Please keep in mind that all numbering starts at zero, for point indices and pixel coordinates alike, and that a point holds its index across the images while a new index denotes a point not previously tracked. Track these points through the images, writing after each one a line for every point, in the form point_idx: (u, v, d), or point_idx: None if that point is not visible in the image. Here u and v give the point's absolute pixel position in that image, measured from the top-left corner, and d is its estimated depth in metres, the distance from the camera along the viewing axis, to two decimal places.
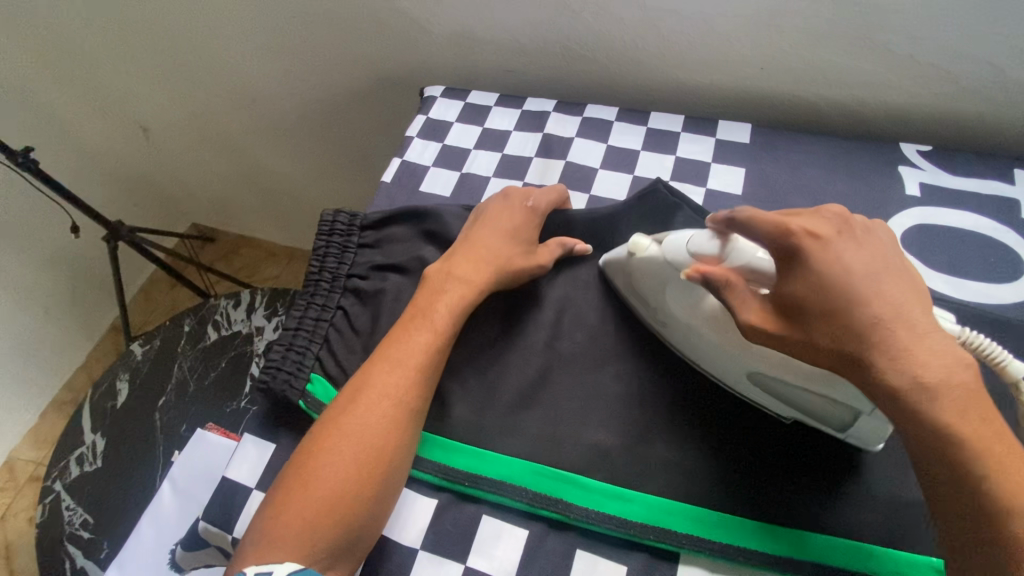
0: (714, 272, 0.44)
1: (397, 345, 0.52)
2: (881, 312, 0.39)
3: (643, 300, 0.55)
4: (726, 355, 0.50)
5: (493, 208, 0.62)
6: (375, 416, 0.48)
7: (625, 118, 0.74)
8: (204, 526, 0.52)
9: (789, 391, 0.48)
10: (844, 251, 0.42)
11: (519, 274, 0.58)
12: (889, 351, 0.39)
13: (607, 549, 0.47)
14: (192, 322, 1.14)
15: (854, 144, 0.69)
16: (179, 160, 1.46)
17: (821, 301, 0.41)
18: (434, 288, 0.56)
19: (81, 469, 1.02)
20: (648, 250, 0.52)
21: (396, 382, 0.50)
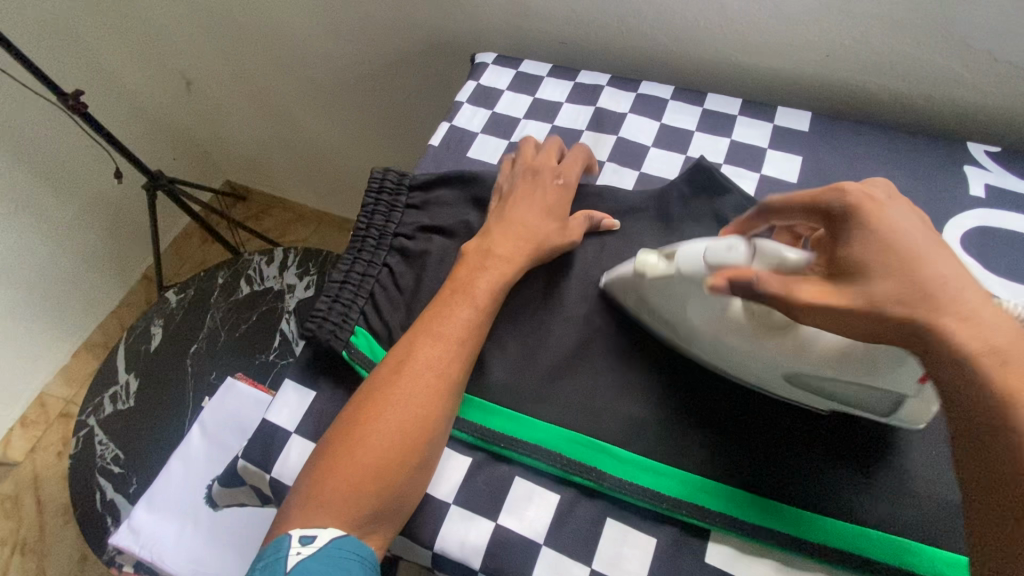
0: (742, 273, 0.40)
1: (440, 318, 0.52)
2: (947, 275, 0.39)
3: (661, 321, 0.52)
4: (758, 358, 0.47)
5: (524, 184, 0.61)
6: (420, 389, 0.49)
7: (680, 98, 0.73)
8: (242, 465, 0.53)
9: (828, 386, 0.47)
10: (898, 216, 0.42)
11: (560, 244, 0.59)
12: (963, 313, 0.37)
13: (637, 520, 0.48)
14: (226, 275, 1.16)
15: (918, 141, 0.67)
16: (219, 115, 1.47)
17: (881, 261, 0.40)
18: (474, 264, 0.56)
19: (114, 407, 1.05)
20: (659, 269, 0.50)
21: (440, 355, 0.50)
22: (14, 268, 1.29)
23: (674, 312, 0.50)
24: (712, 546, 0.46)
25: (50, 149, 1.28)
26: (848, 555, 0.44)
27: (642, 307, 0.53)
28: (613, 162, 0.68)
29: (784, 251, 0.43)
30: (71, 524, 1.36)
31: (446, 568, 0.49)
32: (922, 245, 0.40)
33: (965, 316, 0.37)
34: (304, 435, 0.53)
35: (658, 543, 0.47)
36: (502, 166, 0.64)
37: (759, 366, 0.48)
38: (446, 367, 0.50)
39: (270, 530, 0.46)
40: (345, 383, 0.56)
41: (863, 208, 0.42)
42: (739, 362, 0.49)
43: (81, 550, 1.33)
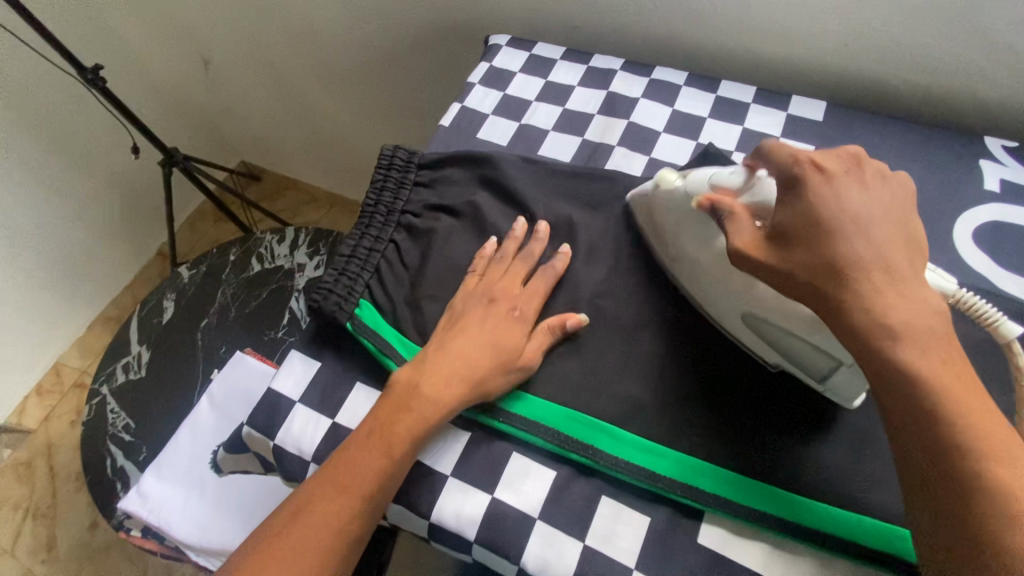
0: (722, 200, 0.47)
1: (347, 470, 0.48)
2: (864, 253, 0.40)
3: (649, 246, 0.56)
4: (717, 295, 0.51)
5: (473, 311, 0.55)
6: (310, 553, 0.47)
7: (694, 84, 0.72)
8: (247, 431, 0.55)
9: (777, 337, 0.48)
10: (843, 192, 0.42)
11: (501, 387, 0.52)
12: (867, 289, 0.39)
13: (630, 498, 0.48)
14: (237, 252, 1.18)
15: (934, 134, 0.66)
16: (234, 95, 1.48)
17: (804, 234, 0.41)
18: (396, 404, 0.50)
19: (126, 376, 1.08)
20: (671, 185, 0.54)
21: (339, 510, 0.48)
22: (32, 239, 1.32)
23: (673, 241, 0.54)
24: (705, 527, 0.47)
25: (68, 123, 1.30)
26: (841, 542, 0.44)
27: (655, 235, 0.57)
28: (623, 146, 0.67)
29: (768, 190, 0.47)
30: (83, 491, 1.39)
31: (443, 539, 0.50)
32: (848, 217, 0.41)
33: (869, 292, 0.38)
34: (307, 404, 0.54)
35: (650, 522, 0.47)
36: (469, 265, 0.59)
37: (716, 302, 0.51)
38: (341, 527, 0.48)
39: None
40: (350, 354, 0.57)
41: (811, 180, 0.43)
42: (702, 297, 0.53)
43: (92, 517, 1.37)
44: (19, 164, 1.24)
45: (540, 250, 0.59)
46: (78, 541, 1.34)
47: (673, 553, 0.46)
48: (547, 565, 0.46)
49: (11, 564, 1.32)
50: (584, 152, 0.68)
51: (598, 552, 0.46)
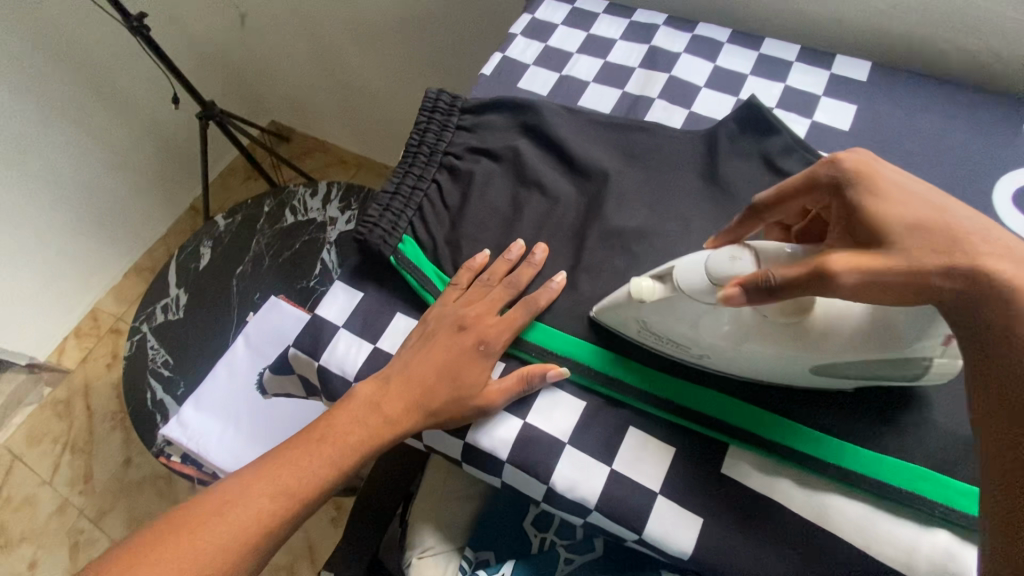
0: (750, 279, 0.40)
1: (294, 468, 0.52)
2: (970, 220, 0.38)
3: (665, 341, 0.50)
4: (786, 361, 0.46)
5: (443, 335, 0.54)
6: (240, 538, 0.49)
7: (736, 42, 0.72)
8: (293, 353, 0.58)
9: (857, 370, 0.45)
10: (899, 179, 0.41)
11: (455, 418, 0.51)
12: (1003, 250, 0.36)
13: (657, 431, 0.51)
14: (271, 204, 1.21)
15: (980, 99, 0.65)
16: (269, 51, 1.49)
17: (906, 217, 0.39)
18: (352, 418, 0.52)
19: (165, 317, 1.12)
20: (656, 292, 0.46)
21: (275, 509, 0.50)
22: (74, 183, 1.37)
23: (683, 332, 0.48)
24: (728, 461, 0.49)
25: (110, 69, 1.34)
26: (858, 476, 0.46)
27: (646, 333, 0.50)
28: (663, 99, 0.68)
29: (784, 246, 0.43)
30: (117, 430, 1.46)
31: (475, 459, 0.53)
32: (928, 196, 0.40)
33: (1002, 251, 0.36)
34: (351, 330, 0.57)
35: (675, 453, 0.50)
36: (447, 288, 0.57)
37: (785, 365, 0.46)
38: (274, 520, 0.50)
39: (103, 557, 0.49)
40: (392, 286, 0.59)
41: (862, 175, 0.42)
42: (762, 366, 0.48)
43: (125, 455, 1.43)
44: (65, 107, 1.28)
45: (529, 276, 0.56)
46: (112, 476, 1.40)
47: (694, 482, 0.48)
48: (575, 485, 0.49)
49: (49, 493, 1.39)
50: (624, 104, 0.69)
51: (624, 476, 0.49)
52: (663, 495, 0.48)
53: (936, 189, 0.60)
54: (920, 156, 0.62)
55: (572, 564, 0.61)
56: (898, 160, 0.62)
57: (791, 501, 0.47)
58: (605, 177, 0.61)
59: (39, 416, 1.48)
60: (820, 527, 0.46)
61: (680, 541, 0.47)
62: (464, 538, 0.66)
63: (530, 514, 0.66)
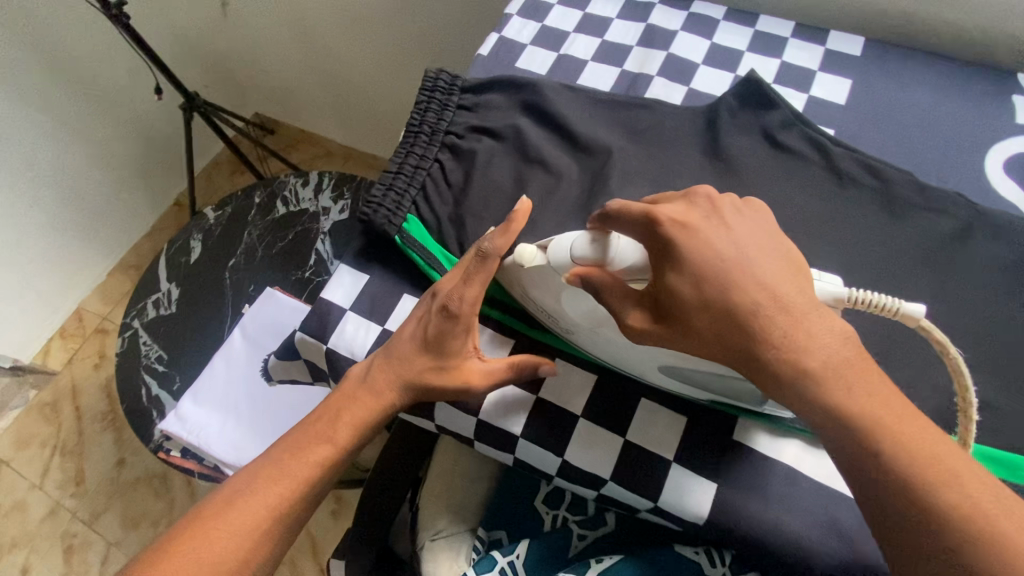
0: (589, 278, 0.41)
1: (296, 455, 0.52)
2: (762, 300, 0.38)
3: (544, 312, 0.51)
4: (627, 356, 0.48)
5: (415, 313, 0.53)
6: (250, 529, 0.48)
7: (733, 19, 0.73)
8: (300, 337, 0.57)
9: (698, 381, 0.46)
10: (712, 242, 0.39)
11: (445, 391, 0.51)
12: (774, 341, 0.37)
13: (667, 403, 0.51)
14: (262, 195, 1.19)
15: (971, 71, 0.66)
16: (253, 41, 1.46)
17: (697, 296, 0.38)
18: (344, 397, 0.52)
19: (157, 312, 1.10)
20: (535, 261, 0.45)
21: (280, 493, 0.50)
22: (56, 180, 1.33)
23: (553, 306, 0.49)
24: (738, 430, 0.50)
25: (89, 61, 1.30)
26: None
27: (527, 299, 0.52)
28: (663, 76, 0.68)
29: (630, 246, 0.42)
30: (108, 431, 1.43)
31: (487, 436, 0.53)
32: (733, 267, 0.38)
33: (781, 343, 0.37)
34: (359, 313, 0.57)
35: (687, 422, 0.50)
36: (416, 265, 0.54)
37: (632, 360, 0.48)
38: (283, 507, 0.50)
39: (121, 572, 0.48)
40: (398, 267, 0.59)
41: (676, 239, 0.38)
42: (616, 355, 0.49)
43: (118, 454, 1.40)
44: (43, 101, 1.25)
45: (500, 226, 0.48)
46: (105, 478, 1.38)
47: (707, 449, 0.49)
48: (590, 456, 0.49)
49: (41, 497, 1.36)
50: (623, 82, 0.69)
51: (637, 448, 0.50)
52: (677, 463, 0.49)
53: (931, 160, 0.61)
54: (914, 128, 0.63)
55: (585, 539, 0.61)
56: (894, 133, 0.63)
57: (801, 464, 0.48)
58: (608, 154, 0.61)
59: (26, 419, 1.44)
60: (832, 489, 0.47)
61: (696, 507, 0.48)
62: (476, 519, 0.67)
63: (542, 492, 0.65)
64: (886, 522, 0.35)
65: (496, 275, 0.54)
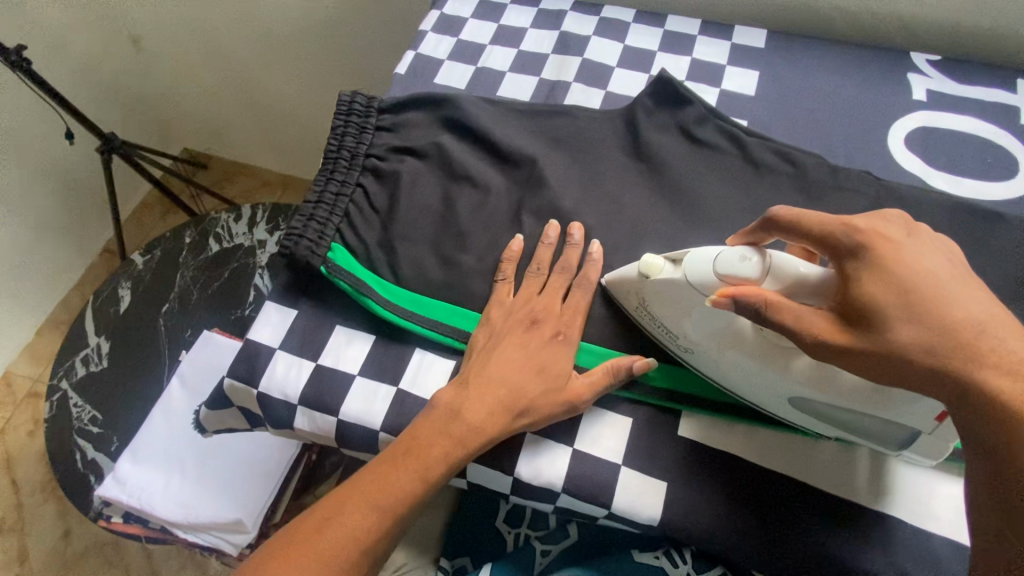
0: (745, 296, 0.40)
1: (382, 486, 0.46)
2: (979, 319, 0.36)
3: (657, 325, 0.50)
4: (763, 379, 0.45)
5: (516, 329, 0.51)
6: (336, 562, 0.45)
7: (642, 20, 0.74)
8: (229, 383, 0.54)
9: (834, 412, 0.44)
10: (916, 255, 0.39)
11: (545, 416, 0.48)
12: (982, 360, 0.35)
13: (611, 407, 0.51)
14: (193, 234, 1.14)
15: (866, 54, 0.70)
16: (173, 74, 1.41)
17: (896, 297, 0.37)
18: (437, 425, 0.47)
19: (86, 369, 1.03)
20: (663, 272, 0.46)
21: (362, 528, 0.46)
22: None
23: (678, 322, 0.47)
24: (683, 426, 0.50)
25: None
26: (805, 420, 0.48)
27: (644, 313, 0.50)
28: (580, 82, 0.69)
29: (798, 266, 0.42)
30: (49, 503, 1.32)
31: None
32: (938, 281, 0.38)
33: (1007, 366, 0.34)
34: (289, 351, 0.54)
35: (633, 424, 0.50)
36: (505, 284, 0.55)
37: (763, 385, 0.45)
38: (371, 539, 0.46)
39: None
40: (329, 299, 0.57)
41: (875, 244, 0.39)
42: (747, 383, 0.47)
43: (63, 525, 1.30)
44: None
45: (575, 257, 0.55)
46: (50, 553, 1.27)
47: (655, 448, 0.49)
48: (540, 472, 0.49)
49: None
50: (542, 91, 0.69)
51: (586, 456, 0.49)
52: (627, 466, 0.48)
53: (839, 142, 0.63)
54: (820, 113, 0.66)
55: (549, 555, 0.59)
56: (804, 117, 0.65)
57: (747, 453, 0.48)
58: (532, 163, 0.61)
59: None
60: (775, 472, 0.48)
61: (649, 510, 0.47)
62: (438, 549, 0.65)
63: (502, 511, 0.65)
64: (999, 480, 0.35)
65: (608, 287, 0.53)
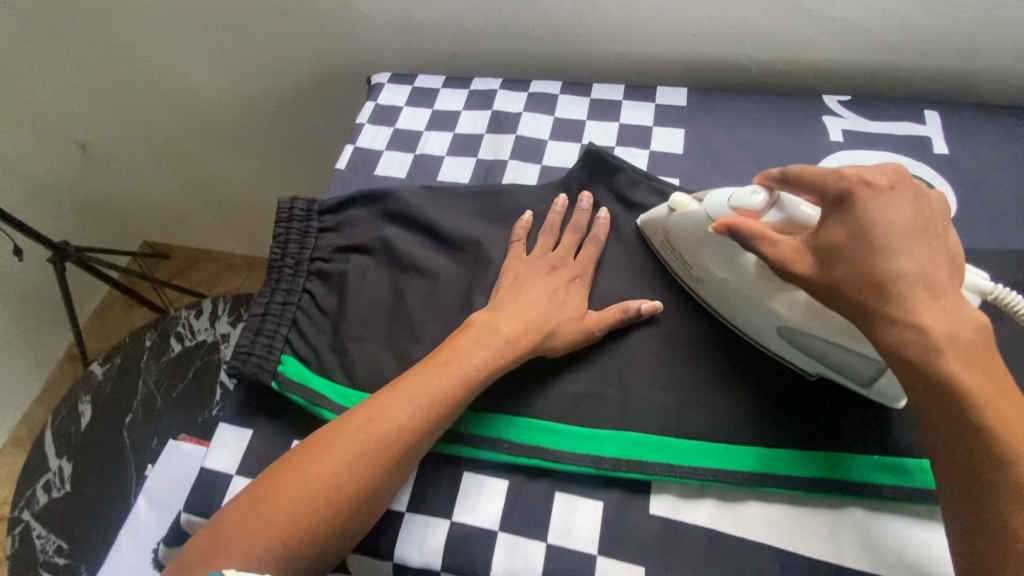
0: (741, 224, 0.45)
1: (425, 384, 0.50)
2: (910, 269, 0.40)
3: (677, 258, 0.57)
4: (756, 307, 0.51)
5: (537, 276, 0.58)
6: (384, 451, 0.47)
7: (569, 91, 0.78)
8: (186, 519, 0.51)
9: (817, 343, 0.48)
10: (885, 205, 0.42)
11: (566, 344, 0.54)
12: (894, 296, 0.39)
13: (582, 490, 0.50)
14: (154, 336, 1.12)
15: (782, 100, 0.74)
16: (125, 174, 1.40)
17: (850, 246, 0.41)
18: (475, 338, 0.53)
19: (49, 496, 0.98)
20: (689, 208, 0.54)
21: (407, 424, 0.48)
22: None
23: (694, 251, 0.54)
24: (657, 498, 0.49)
25: None
26: (775, 480, 0.48)
27: (668, 246, 0.58)
28: (516, 158, 0.71)
29: (801, 204, 0.47)
30: None
31: None
32: (895, 229, 0.41)
33: (918, 313, 0.39)
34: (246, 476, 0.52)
35: (606, 506, 0.49)
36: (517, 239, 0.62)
37: (756, 312, 0.51)
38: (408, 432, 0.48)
39: (223, 512, 0.46)
40: (284, 414, 0.56)
41: (857, 195, 0.42)
42: (745, 314, 0.52)
43: None
44: None
45: (584, 219, 0.62)
46: None
47: (630, 530, 0.48)
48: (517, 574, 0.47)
49: None
50: (480, 170, 0.71)
51: (562, 549, 0.47)
52: (603, 554, 0.47)
53: None
54: (747, 163, 0.68)
55: None
56: (732, 170, 0.68)
57: (722, 523, 0.48)
58: (478, 247, 0.62)
59: None
60: (755, 542, 0.47)
61: None
62: None
63: None
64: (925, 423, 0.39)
65: (641, 223, 0.61)
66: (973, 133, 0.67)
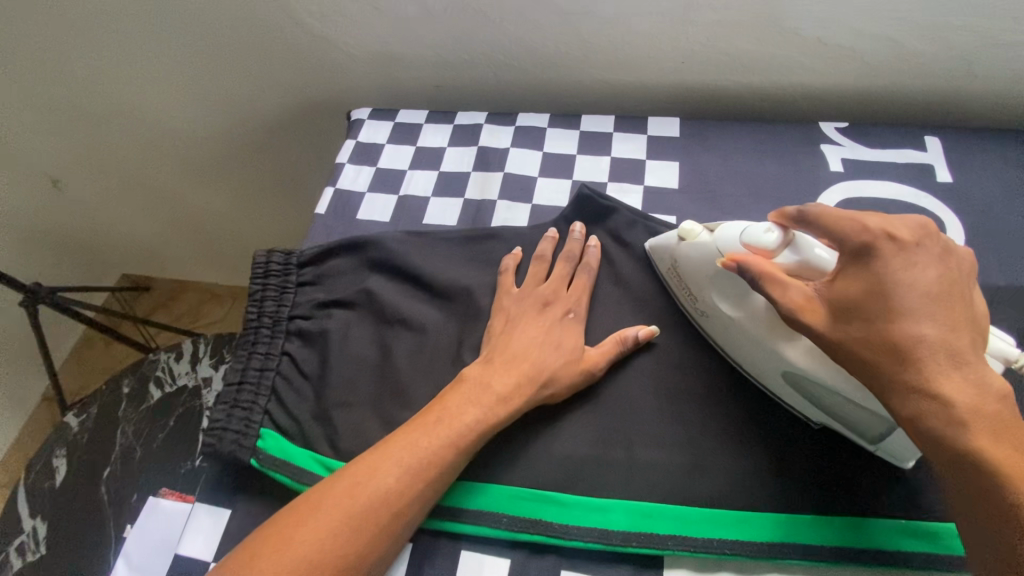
0: (749, 263, 0.44)
1: (417, 445, 0.46)
2: (932, 334, 0.37)
3: (683, 288, 0.54)
4: (761, 350, 0.48)
5: (528, 316, 0.55)
6: (374, 518, 0.43)
7: (557, 123, 0.75)
8: None
9: (823, 394, 0.46)
10: (911, 265, 0.39)
11: (562, 390, 0.51)
12: (909, 362, 0.37)
13: (590, 566, 0.47)
14: (132, 383, 1.08)
15: (778, 128, 0.71)
16: (99, 210, 1.35)
17: (866, 302, 0.39)
18: (467, 393, 0.50)
19: (24, 560, 0.92)
20: (699, 238, 0.52)
21: (397, 489, 0.45)
22: None
23: (701, 285, 0.52)
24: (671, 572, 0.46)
25: None
26: (796, 550, 0.44)
27: (674, 275, 0.55)
28: (505, 198, 0.68)
29: (817, 247, 0.45)
30: None
31: None
32: (918, 290, 0.38)
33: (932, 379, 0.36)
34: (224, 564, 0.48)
35: None
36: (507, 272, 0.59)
37: (760, 356, 0.48)
38: (398, 498, 0.44)
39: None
40: (265, 492, 0.52)
41: (882, 247, 0.40)
42: (749, 356, 0.50)
43: None
44: None
45: (577, 247, 0.60)
46: None
47: None
48: None
49: None
50: (468, 212, 0.68)
51: None
52: None
53: None
54: (746, 197, 0.66)
55: None
56: (730, 204, 0.65)
57: None
58: (468, 298, 0.59)
59: None
60: None
61: None
62: None
63: None
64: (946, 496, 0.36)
65: (648, 246, 0.58)
66: (975, 160, 0.65)
